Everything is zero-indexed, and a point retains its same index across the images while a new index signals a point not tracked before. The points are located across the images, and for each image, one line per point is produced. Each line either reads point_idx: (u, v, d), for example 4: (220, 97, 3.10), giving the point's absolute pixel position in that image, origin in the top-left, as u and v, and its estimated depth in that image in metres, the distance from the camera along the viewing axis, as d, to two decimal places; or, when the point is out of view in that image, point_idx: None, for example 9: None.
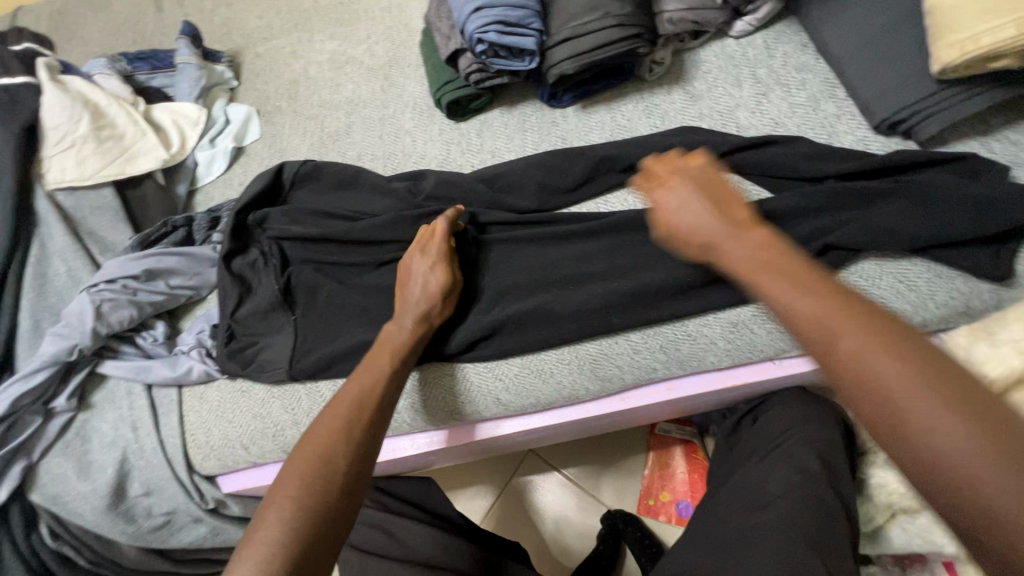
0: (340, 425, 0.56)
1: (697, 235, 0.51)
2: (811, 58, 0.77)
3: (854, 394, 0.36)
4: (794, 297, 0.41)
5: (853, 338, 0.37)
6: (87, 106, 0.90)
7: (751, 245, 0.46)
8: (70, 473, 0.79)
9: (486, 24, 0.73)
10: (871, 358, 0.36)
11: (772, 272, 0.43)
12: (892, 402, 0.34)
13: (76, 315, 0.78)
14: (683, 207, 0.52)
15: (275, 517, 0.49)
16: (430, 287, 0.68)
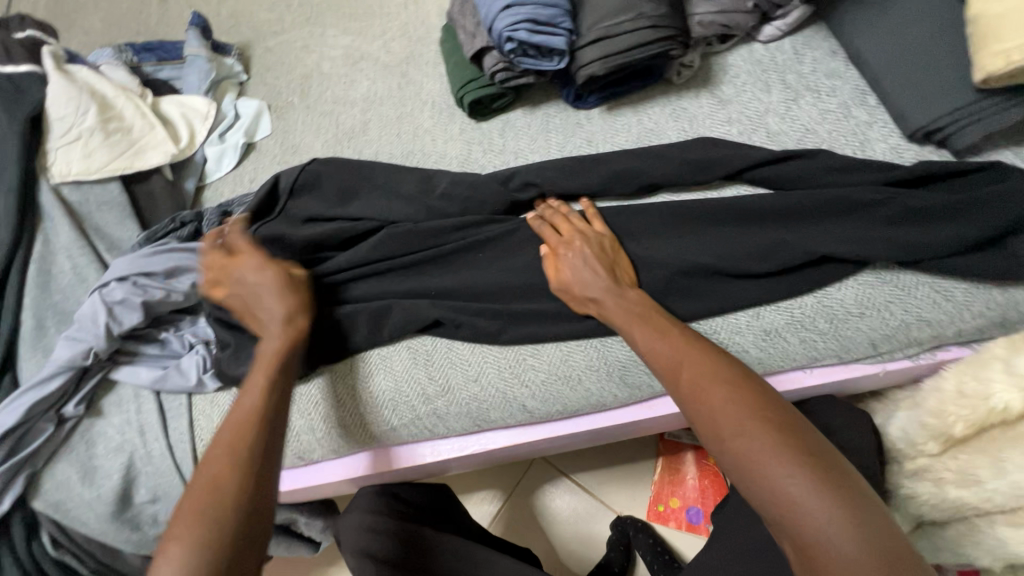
0: (227, 447, 0.56)
1: (638, 339, 0.59)
2: (842, 64, 0.76)
3: (734, 466, 0.48)
4: (707, 395, 0.51)
5: (734, 422, 0.49)
6: (94, 97, 0.87)
7: (677, 352, 0.56)
8: (74, 479, 0.76)
9: (517, 22, 0.72)
10: (754, 442, 0.47)
11: (684, 363, 0.55)
12: (762, 472, 0.46)
13: (89, 317, 0.75)
14: (622, 304, 0.62)
15: (179, 549, 0.49)
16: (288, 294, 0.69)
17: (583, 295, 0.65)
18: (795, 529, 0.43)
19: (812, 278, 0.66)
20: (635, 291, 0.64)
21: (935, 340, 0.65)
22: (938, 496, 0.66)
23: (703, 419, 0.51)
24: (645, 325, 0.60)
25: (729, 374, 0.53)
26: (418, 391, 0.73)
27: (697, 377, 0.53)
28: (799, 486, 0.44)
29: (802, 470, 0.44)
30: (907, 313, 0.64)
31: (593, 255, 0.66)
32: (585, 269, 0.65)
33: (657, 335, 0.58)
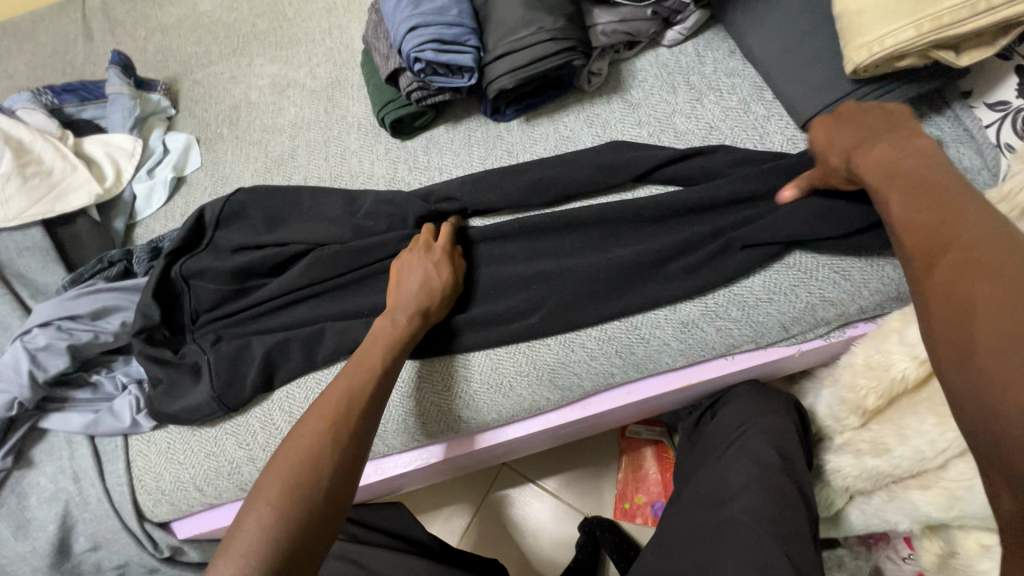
0: (321, 425, 0.55)
1: (904, 206, 0.47)
2: (740, 63, 0.80)
3: (945, 346, 0.39)
4: (963, 228, 0.41)
5: (981, 252, 0.39)
6: (9, 143, 0.86)
7: (938, 218, 0.43)
8: (7, 534, 0.74)
9: (423, 43, 0.74)
10: (991, 302, 0.36)
11: (965, 235, 0.41)
12: (982, 333, 0.36)
13: (11, 366, 0.74)
14: (918, 170, 0.48)
15: (253, 521, 0.49)
16: (427, 282, 0.69)
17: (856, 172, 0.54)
18: (1007, 420, 0.34)
19: (724, 268, 0.68)
20: (915, 159, 0.50)
21: (841, 318, 0.68)
22: (858, 467, 0.69)
23: (935, 256, 0.42)
24: (904, 184, 0.48)
25: (971, 222, 0.41)
26: None
27: (962, 223, 0.42)
28: (1016, 371, 0.34)
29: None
30: (811, 296, 0.67)
31: (855, 128, 0.56)
32: (855, 145, 0.56)
33: (933, 199, 0.45)
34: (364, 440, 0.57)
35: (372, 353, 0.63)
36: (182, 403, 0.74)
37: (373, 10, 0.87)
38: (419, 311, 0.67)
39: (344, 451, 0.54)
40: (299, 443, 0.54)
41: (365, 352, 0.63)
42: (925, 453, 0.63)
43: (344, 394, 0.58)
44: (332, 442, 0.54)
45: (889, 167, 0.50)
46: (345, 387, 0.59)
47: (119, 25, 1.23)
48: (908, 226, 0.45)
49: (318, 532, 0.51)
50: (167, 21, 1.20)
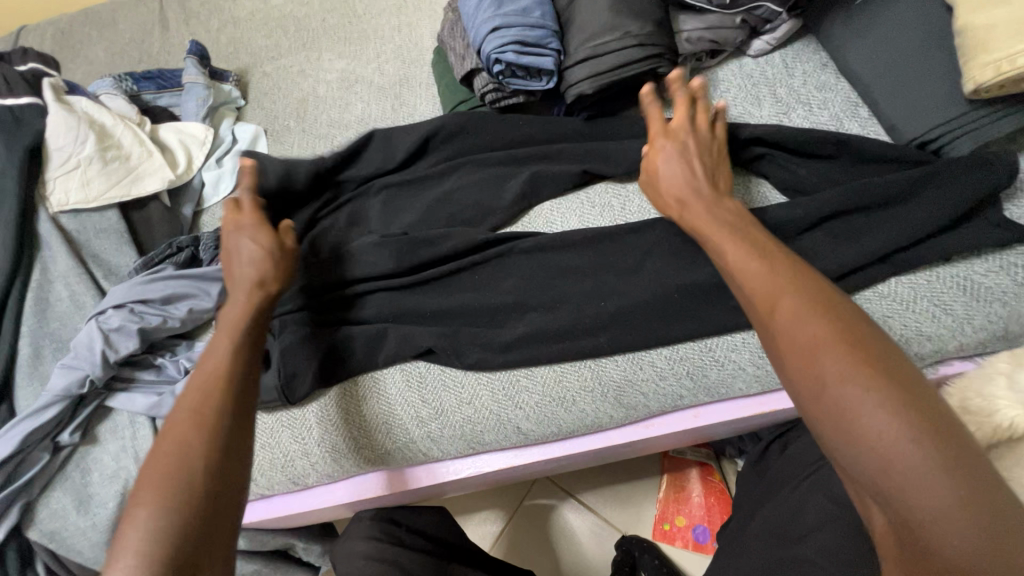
0: (196, 410, 0.52)
1: (730, 258, 0.53)
2: (832, 76, 0.76)
3: (796, 372, 0.44)
4: (804, 330, 0.45)
5: (837, 370, 0.42)
6: (93, 126, 0.88)
7: (772, 280, 0.48)
8: (70, 508, 0.75)
9: (504, 44, 0.72)
10: (817, 355, 0.43)
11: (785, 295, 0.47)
12: (866, 430, 0.39)
13: (85, 345, 0.76)
14: (712, 208, 0.58)
15: (143, 515, 0.45)
16: (257, 255, 0.66)
17: (664, 204, 0.64)
18: (855, 441, 0.40)
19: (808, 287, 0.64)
20: (730, 200, 0.60)
21: (938, 355, 0.62)
22: None
23: (799, 361, 0.44)
24: (737, 237, 0.54)
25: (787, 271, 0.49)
26: (412, 414, 0.72)
27: (812, 329, 0.44)
28: (849, 405, 0.40)
29: (872, 381, 0.40)
30: (907, 328, 0.62)
31: (693, 146, 0.64)
32: (679, 170, 0.63)
33: (755, 255, 0.51)
34: (249, 421, 0.55)
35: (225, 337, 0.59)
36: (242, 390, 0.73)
37: (451, 9, 0.86)
38: (258, 281, 0.64)
39: (212, 444, 0.50)
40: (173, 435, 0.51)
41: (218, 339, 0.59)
42: None
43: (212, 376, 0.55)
44: (191, 436, 0.50)
45: (716, 222, 0.57)
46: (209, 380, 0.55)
47: (194, 16, 1.26)
48: (749, 280, 0.50)
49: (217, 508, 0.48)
50: (239, 13, 1.23)
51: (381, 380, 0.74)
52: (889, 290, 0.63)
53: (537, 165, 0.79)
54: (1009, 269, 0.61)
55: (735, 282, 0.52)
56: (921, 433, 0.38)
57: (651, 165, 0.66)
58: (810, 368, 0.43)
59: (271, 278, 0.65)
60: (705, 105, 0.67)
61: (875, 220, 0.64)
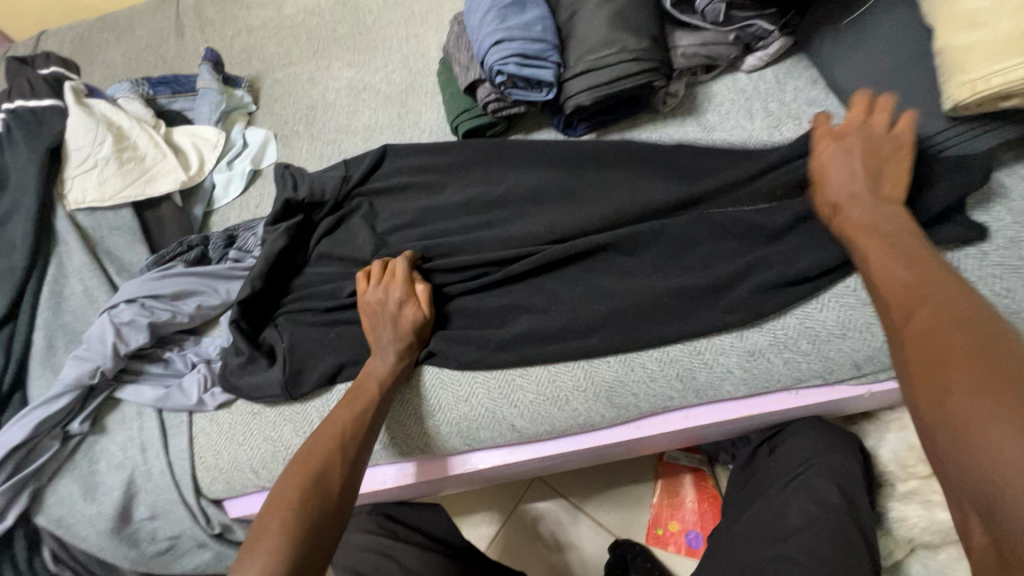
0: (333, 440, 0.61)
1: (875, 261, 0.53)
2: (821, 92, 0.79)
3: (925, 377, 0.41)
4: (935, 333, 0.42)
5: (966, 370, 0.38)
6: (111, 128, 0.92)
7: (919, 282, 0.47)
8: (76, 495, 0.78)
9: (506, 57, 0.75)
10: (963, 357, 0.39)
11: (932, 297, 0.45)
12: (972, 429, 0.36)
13: (97, 337, 0.79)
14: (873, 215, 0.58)
15: (277, 521, 0.52)
16: (399, 323, 0.71)
17: (824, 194, 0.63)
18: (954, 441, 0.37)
19: (790, 287, 0.67)
20: (893, 207, 0.58)
21: None
22: (927, 519, 0.70)
23: (925, 367, 0.42)
24: (884, 240, 0.54)
25: (944, 284, 0.46)
26: (409, 411, 0.74)
27: (942, 332, 0.42)
28: (992, 419, 0.35)
29: (992, 388, 0.37)
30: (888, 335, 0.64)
31: (864, 143, 0.62)
32: (846, 168, 0.62)
33: (895, 259, 0.51)
34: (367, 459, 0.62)
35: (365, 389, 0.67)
36: (245, 384, 0.77)
37: (456, 22, 0.90)
38: (401, 346, 0.71)
39: (349, 475, 0.59)
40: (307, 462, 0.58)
41: (358, 388, 0.67)
42: None
43: (343, 420, 0.63)
44: (331, 464, 0.58)
45: (868, 232, 0.56)
46: (349, 420, 0.63)
47: (209, 24, 1.30)
48: (894, 283, 0.49)
49: (329, 528, 0.54)
50: (253, 22, 1.27)
51: None
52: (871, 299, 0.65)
53: (535, 172, 0.82)
54: (987, 279, 0.63)
55: (875, 286, 0.52)
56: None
57: (818, 159, 0.65)
58: (939, 369, 0.40)
59: (409, 341, 0.72)
60: (887, 104, 0.64)
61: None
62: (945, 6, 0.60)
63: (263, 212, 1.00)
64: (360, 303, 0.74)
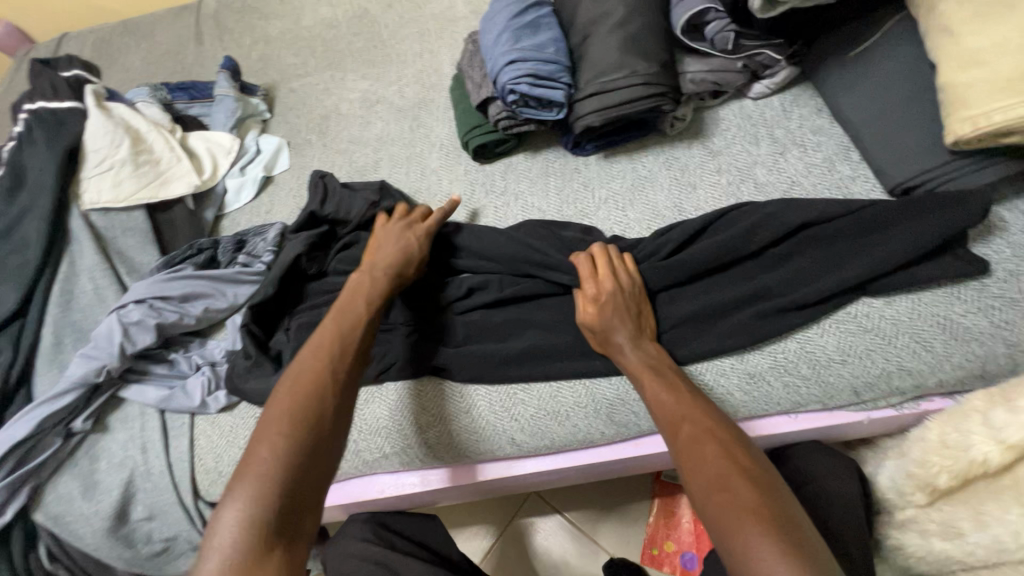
0: (322, 363, 0.62)
1: (645, 389, 0.62)
2: (827, 121, 0.81)
3: (701, 499, 0.51)
4: (702, 458, 0.53)
5: (730, 492, 0.50)
6: (129, 131, 0.94)
7: (678, 407, 0.59)
8: (75, 493, 0.78)
9: (519, 76, 0.77)
10: (723, 481, 0.51)
11: (685, 420, 0.57)
12: (746, 549, 0.46)
13: (105, 336, 0.80)
14: (637, 355, 0.65)
15: (267, 449, 0.54)
16: (404, 243, 0.76)
17: (608, 346, 0.68)
18: (738, 553, 0.46)
19: (791, 310, 0.67)
20: (652, 343, 0.68)
21: (917, 389, 0.65)
22: (925, 549, 0.65)
23: (705, 492, 0.51)
24: (646, 370, 0.64)
25: (702, 410, 0.58)
26: (411, 421, 0.75)
27: (709, 455, 0.53)
28: (751, 537, 0.46)
29: (753, 505, 0.48)
30: (888, 362, 0.65)
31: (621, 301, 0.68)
32: (615, 314, 0.67)
33: (664, 387, 0.61)
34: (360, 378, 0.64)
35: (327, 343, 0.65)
36: (250, 389, 0.78)
37: (471, 41, 0.92)
38: (395, 270, 0.73)
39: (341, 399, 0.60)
40: (270, 439, 0.55)
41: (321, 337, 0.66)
42: (1004, 544, 0.59)
43: (307, 375, 0.61)
44: (320, 387, 0.60)
45: (638, 362, 0.65)
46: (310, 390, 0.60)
47: (228, 32, 1.33)
48: (662, 408, 0.60)
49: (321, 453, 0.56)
50: (271, 32, 1.30)
51: (384, 389, 0.77)
52: (873, 326, 0.66)
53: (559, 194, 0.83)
54: (987, 310, 0.64)
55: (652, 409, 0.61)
56: (786, 551, 0.45)
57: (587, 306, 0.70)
58: (722, 488, 0.50)
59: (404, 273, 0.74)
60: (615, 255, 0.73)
61: (856, 248, 0.67)
62: (950, 43, 0.62)
63: (272, 217, 1.01)
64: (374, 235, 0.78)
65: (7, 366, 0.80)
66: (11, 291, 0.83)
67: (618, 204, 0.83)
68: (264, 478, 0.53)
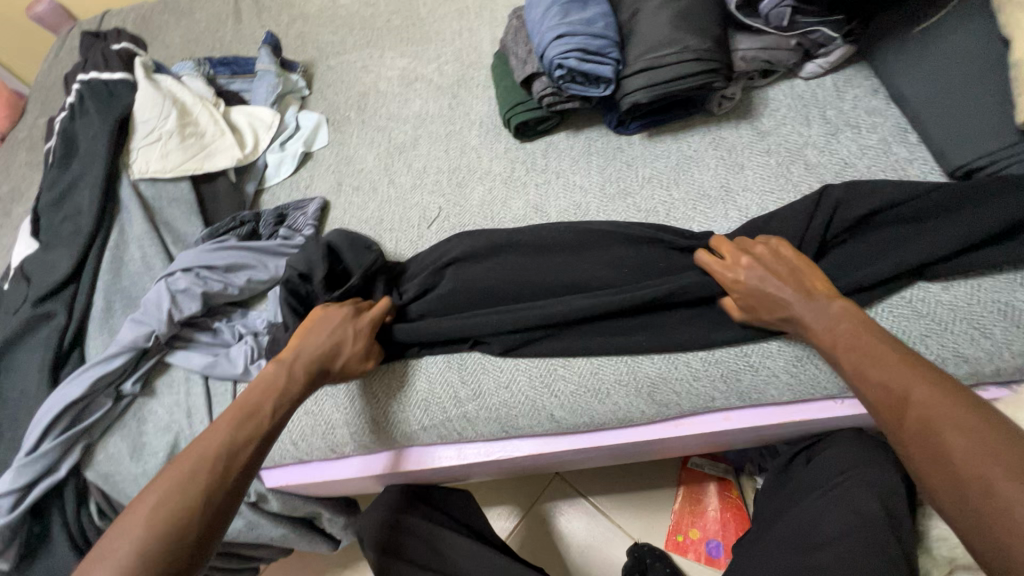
0: (252, 428, 0.62)
1: (851, 370, 0.58)
2: (882, 102, 0.78)
3: (942, 489, 0.47)
4: (940, 442, 0.48)
5: (987, 477, 0.44)
6: (176, 104, 0.95)
7: (897, 384, 0.53)
8: (123, 453, 0.80)
9: (567, 51, 0.76)
10: (976, 467, 0.45)
11: (912, 396, 0.52)
12: (1015, 543, 0.41)
13: (154, 303, 0.82)
14: (831, 322, 0.61)
15: (152, 495, 0.55)
16: (331, 346, 0.70)
17: (773, 312, 0.64)
18: (1007, 546, 0.42)
19: (844, 293, 0.66)
20: (839, 301, 0.62)
21: (974, 377, 0.63)
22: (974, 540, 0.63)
23: (948, 479, 0.47)
24: (843, 346, 0.59)
25: (923, 382, 0.52)
26: (450, 393, 0.75)
27: (952, 440, 0.48)
28: (1019, 530, 0.41)
29: (1022, 493, 0.42)
30: (944, 348, 0.63)
31: (776, 265, 0.66)
32: (762, 284, 0.65)
33: (874, 361, 0.56)
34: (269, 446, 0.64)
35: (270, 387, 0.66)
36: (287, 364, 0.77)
37: (515, 17, 0.91)
38: (315, 372, 0.69)
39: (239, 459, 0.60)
40: (164, 484, 0.56)
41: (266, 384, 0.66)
42: None
43: (220, 433, 0.61)
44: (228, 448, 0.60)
45: (827, 333, 0.61)
46: (234, 423, 0.62)
47: (267, 10, 1.34)
48: (874, 389, 0.55)
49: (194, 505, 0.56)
50: (309, 10, 1.30)
51: (423, 361, 0.78)
52: (928, 311, 0.64)
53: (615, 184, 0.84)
54: None
55: (861, 393, 0.57)
56: None
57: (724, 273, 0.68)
58: (974, 481, 0.45)
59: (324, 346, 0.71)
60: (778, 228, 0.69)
61: (912, 231, 0.66)
62: None
63: (312, 192, 1.02)
64: (313, 314, 0.74)
65: (60, 329, 0.82)
66: (64, 256, 0.86)
67: (662, 184, 0.82)
68: (139, 523, 0.54)
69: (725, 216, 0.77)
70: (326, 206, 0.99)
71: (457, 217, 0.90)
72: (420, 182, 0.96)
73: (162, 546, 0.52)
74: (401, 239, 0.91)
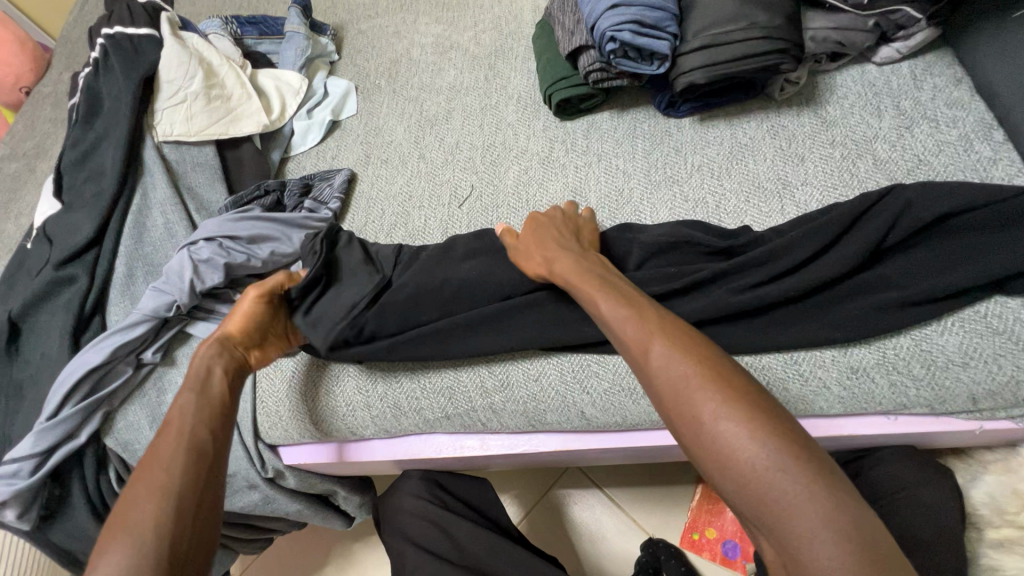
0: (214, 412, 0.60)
1: (598, 307, 0.57)
2: (966, 94, 0.71)
3: (677, 419, 0.47)
4: (665, 367, 0.48)
5: (699, 400, 0.45)
6: (202, 64, 0.91)
7: (638, 318, 0.53)
8: (143, 422, 0.79)
9: (621, 23, 0.70)
10: (693, 392, 0.46)
11: (648, 333, 0.51)
12: (739, 460, 0.42)
13: (176, 272, 0.79)
14: (576, 267, 0.62)
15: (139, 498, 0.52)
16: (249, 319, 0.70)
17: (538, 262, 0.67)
18: (732, 470, 0.42)
19: (911, 304, 0.61)
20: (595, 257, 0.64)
21: None
22: None
23: (676, 404, 0.47)
24: (589, 285, 0.59)
25: (658, 315, 0.53)
26: (477, 383, 0.72)
27: (674, 366, 0.48)
28: (741, 447, 0.42)
29: (740, 414, 0.43)
30: (1019, 370, 0.58)
31: (553, 232, 0.69)
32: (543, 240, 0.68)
33: (614, 298, 0.56)
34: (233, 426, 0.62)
35: (165, 433, 0.57)
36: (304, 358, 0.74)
37: None
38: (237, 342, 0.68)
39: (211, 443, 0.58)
40: (147, 487, 0.52)
41: (163, 432, 0.57)
42: None
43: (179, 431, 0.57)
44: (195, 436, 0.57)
45: (570, 277, 0.61)
46: (199, 409, 0.60)
47: None
48: (615, 323, 0.54)
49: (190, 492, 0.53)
50: None
51: None
52: (1004, 329, 0.59)
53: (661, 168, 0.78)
54: None
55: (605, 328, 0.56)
56: (791, 452, 0.41)
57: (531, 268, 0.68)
58: (688, 407, 0.46)
59: (240, 334, 0.69)
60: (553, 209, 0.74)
61: (994, 240, 0.60)
62: None
63: (338, 163, 0.98)
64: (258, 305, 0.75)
65: (82, 293, 0.81)
66: (86, 219, 0.83)
67: (713, 173, 0.76)
68: (130, 530, 0.50)
69: (781, 212, 0.71)
70: (354, 178, 0.95)
71: (490, 198, 0.85)
72: (452, 158, 0.91)
73: (167, 529, 0.50)
74: (431, 217, 0.86)
